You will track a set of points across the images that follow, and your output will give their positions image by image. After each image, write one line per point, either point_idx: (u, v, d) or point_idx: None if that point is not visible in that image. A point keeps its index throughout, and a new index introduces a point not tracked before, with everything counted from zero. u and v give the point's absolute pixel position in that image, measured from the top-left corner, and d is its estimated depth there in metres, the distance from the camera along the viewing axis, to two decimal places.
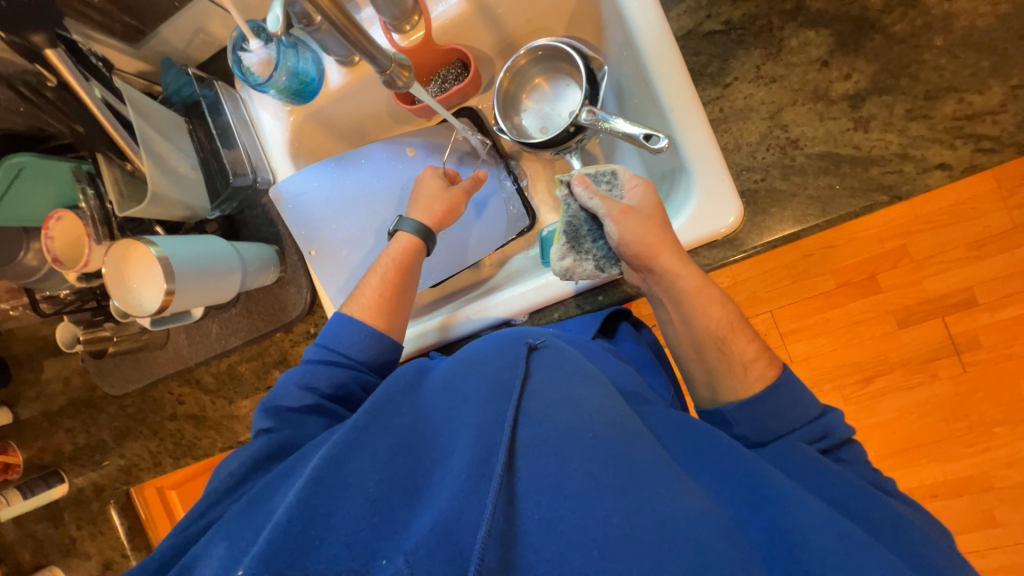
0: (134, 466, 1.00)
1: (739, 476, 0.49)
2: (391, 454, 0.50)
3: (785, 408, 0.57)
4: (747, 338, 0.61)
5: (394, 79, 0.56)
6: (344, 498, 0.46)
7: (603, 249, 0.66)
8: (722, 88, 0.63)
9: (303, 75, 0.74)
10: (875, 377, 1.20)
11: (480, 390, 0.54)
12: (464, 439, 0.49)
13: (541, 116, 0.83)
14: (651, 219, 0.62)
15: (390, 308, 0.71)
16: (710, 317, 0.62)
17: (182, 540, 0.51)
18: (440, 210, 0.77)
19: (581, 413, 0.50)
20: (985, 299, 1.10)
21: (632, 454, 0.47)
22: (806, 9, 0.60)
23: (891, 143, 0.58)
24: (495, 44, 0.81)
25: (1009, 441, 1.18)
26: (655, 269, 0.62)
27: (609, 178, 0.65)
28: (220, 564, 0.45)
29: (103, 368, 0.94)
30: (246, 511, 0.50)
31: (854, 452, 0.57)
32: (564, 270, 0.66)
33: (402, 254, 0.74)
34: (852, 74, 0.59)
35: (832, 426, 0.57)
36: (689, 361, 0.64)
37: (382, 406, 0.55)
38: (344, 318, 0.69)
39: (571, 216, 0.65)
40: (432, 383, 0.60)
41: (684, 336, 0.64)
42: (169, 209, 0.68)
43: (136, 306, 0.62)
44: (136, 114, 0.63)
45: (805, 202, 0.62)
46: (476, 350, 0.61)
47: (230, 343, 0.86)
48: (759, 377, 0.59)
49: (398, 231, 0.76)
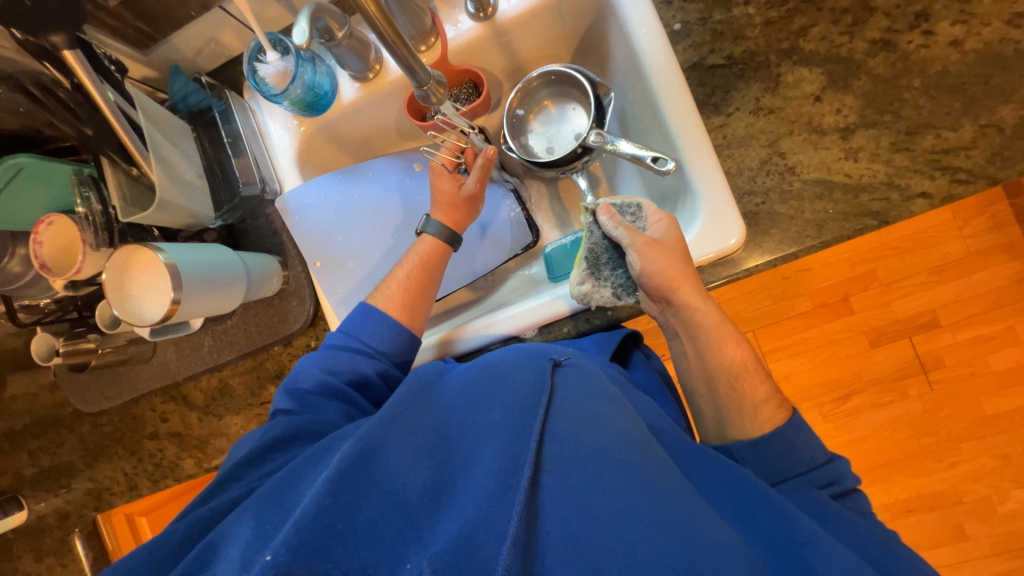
0: (104, 491, 0.93)
1: (769, 520, 0.50)
2: (418, 455, 0.50)
3: (793, 450, 0.60)
4: (759, 379, 0.64)
5: (429, 94, 0.59)
6: (371, 492, 0.46)
7: (621, 277, 0.68)
8: (725, 117, 0.68)
9: (317, 87, 0.74)
10: (852, 394, 1.31)
11: (507, 398, 0.54)
12: (489, 448, 0.50)
13: (547, 138, 0.86)
14: (673, 253, 0.64)
15: (415, 300, 0.73)
16: (724, 355, 0.65)
17: (196, 522, 0.51)
18: (458, 212, 0.78)
19: (606, 433, 0.51)
20: (946, 321, 1.25)
21: (662, 483, 0.48)
22: (799, 49, 0.65)
23: (879, 172, 0.64)
24: (505, 67, 0.84)
25: (974, 455, 1.28)
26: (674, 302, 0.65)
27: (634, 210, 0.68)
28: (248, 546, 0.45)
29: (78, 384, 0.88)
30: (273, 492, 0.50)
31: (858, 502, 0.60)
32: (582, 294, 0.66)
33: (426, 256, 0.75)
34: (841, 108, 0.64)
35: (839, 474, 0.60)
36: (700, 397, 0.68)
37: (408, 405, 0.55)
38: (368, 308, 0.72)
39: (593, 243, 0.67)
40: (449, 386, 0.60)
41: (698, 372, 0.67)
42: (174, 216, 0.67)
43: (136, 315, 0.60)
44: (145, 119, 0.62)
45: (803, 224, 0.66)
46: (496, 359, 0.62)
47: (224, 356, 0.83)
48: (769, 418, 0.62)
49: (422, 233, 0.77)
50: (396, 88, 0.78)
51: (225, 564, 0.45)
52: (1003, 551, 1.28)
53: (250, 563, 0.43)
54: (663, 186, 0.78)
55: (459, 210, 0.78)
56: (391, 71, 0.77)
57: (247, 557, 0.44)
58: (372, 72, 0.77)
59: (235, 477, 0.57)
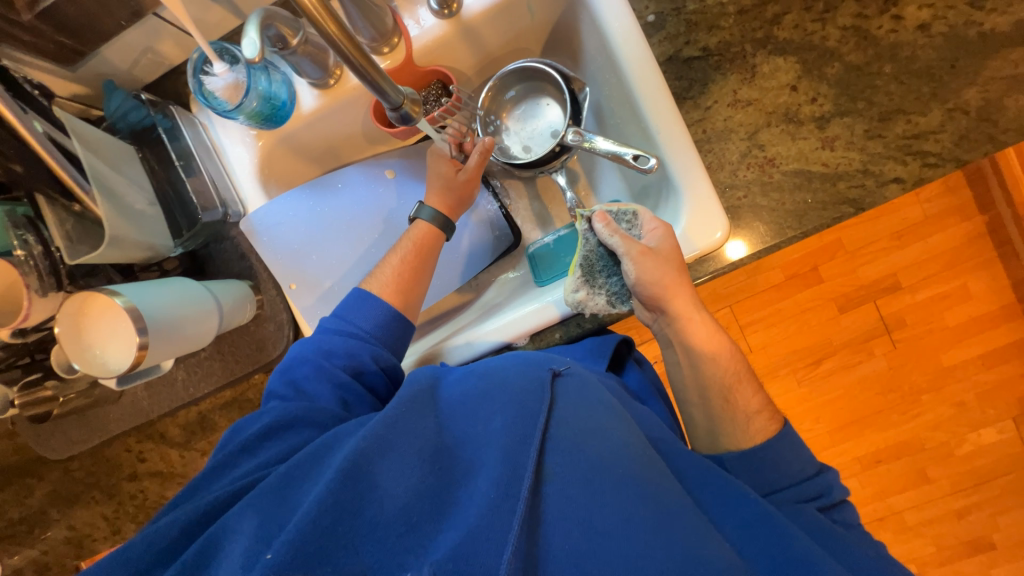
0: (85, 538, 0.89)
1: (767, 532, 0.50)
2: (420, 459, 0.50)
3: (784, 462, 0.61)
4: (751, 390, 0.65)
5: (405, 116, 0.54)
6: (371, 496, 0.46)
7: (616, 284, 0.68)
8: (704, 111, 0.67)
9: (275, 98, 0.69)
10: (823, 357, 1.37)
11: (512, 401, 0.53)
12: (491, 455, 0.50)
13: (523, 137, 0.83)
14: (669, 263, 0.63)
15: (410, 286, 0.71)
16: (717, 365, 0.65)
17: (197, 511, 0.50)
18: (452, 197, 0.75)
19: (607, 445, 0.51)
20: (907, 283, 1.32)
21: (662, 500, 0.49)
22: (774, 38, 0.65)
23: (854, 159, 0.64)
24: (474, 64, 0.80)
25: (934, 405, 1.37)
26: (669, 311, 0.65)
27: (629, 218, 0.67)
28: (249, 547, 0.44)
29: (41, 432, 0.82)
30: (272, 491, 0.49)
31: (846, 514, 0.61)
32: (577, 302, 0.66)
33: (420, 241, 0.73)
34: (817, 97, 0.64)
35: (828, 486, 0.61)
36: (693, 407, 0.68)
37: (411, 405, 0.54)
38: (362, 294, 0.69)
39: (589, 250, 0.67)
40: (450, 389, 0.59)
41: (691, 381, 0.67)
42: (129, 252, 0.61)
43: (99, 366, 0.55)
44: (82, 147, 0.56)
45: (783, 214, 0.66)
46: (495, 365, 0.60)
47: (200, 390, 0.78)
48: (761, 430, 0.63)
49: (416, 218, 0.74)
50: (359, 93, 0.73)
51: (225, 565, 0.44)
52: (961, 488, 1.38)
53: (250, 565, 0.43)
54: (643, 180, 0.77)
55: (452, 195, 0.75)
56: (353, 74, 0.72)
57: (248, 557, 0.44)
58: (332, 78, 0.72)
59: (232, 465, 0.56)
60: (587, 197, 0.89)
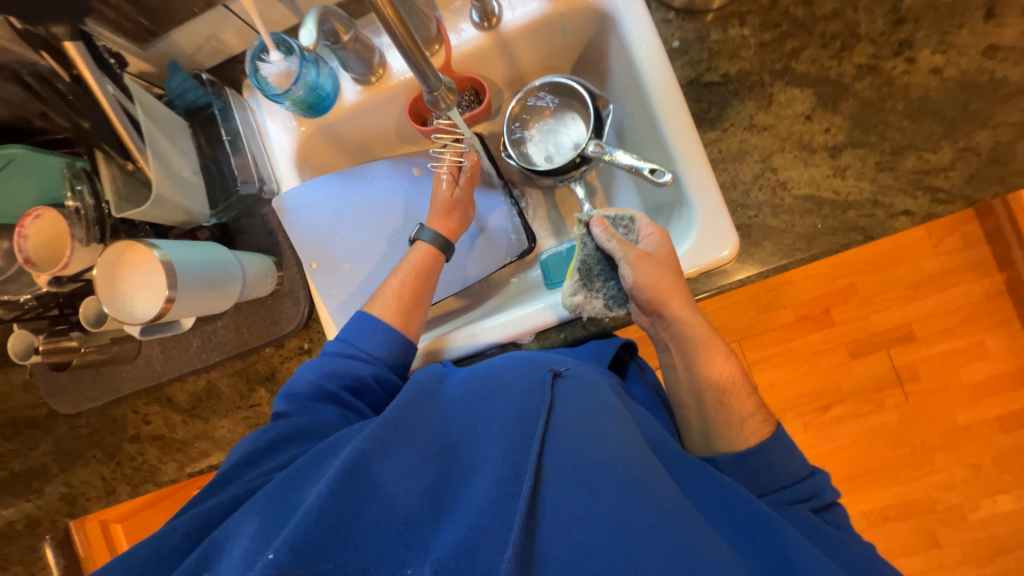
0: (80, 496, 0.88)
1: (761, 535, 0.51)
2: (420, 461, 0.51)
3: (778, 463, 0.63)
4: (746, 394, 0.67)
5: (438, 100, 0.58)
6: (372, 497, 0.47)
7: (613, 289, 0.71)
8: (720, 132, 0.71)
9: (320, 89, 0.75)
10: (832, 404, 1.45)
11: (512, 404, 0.54)
12: (491, 453, 0.51)
13: (547, 146, 0.87)
14: (665, 267, 0.66)
15: (410, 308, 0.73)
16: (713, 368, 0.67)
17: (202, 518, 0.52)
18: (453, 220, 0.79)
19: (607, 446, 0.52)
20: (921, 334, 1.41)
21: (660, 499, 0.49)
22: (791, 70, 0.69)
23: (864, 189, 0.66)
24: (505, 77, 0.86)
25: (946, 465, 1.40)
26: (664, 315, 0.67)
27: (626, 223, 0.69)
28: (251, 545, 0.46)
29: (57, 383, 0.85)
30: (275, 492, 0.50)
31: (837, 515, 0.64)
32: (575, 305, 0.69)
33: (419, 263, 0.75)
34: (830, 128, 0.67)
35: (820, 488, 0.64)
36: (688, 409, 0.70)
37: (411, 406, 0.56)
38: (364, 316, 0.71)
39: (586, 255, 0.69)
40: (451, 390, 0.61)
41: (687, 384, 0.69)
42: (169, 213, 0.66)
43: (127, 312, 0.59)
44: (144, 114, 0.61)
45: (793, 237, 0.68)
46: (496, 369, 0.61)
47: (213, 357, 0.81)
48: (754, 432, 0.65)
49: (417, 240, 0.77)
50: (398, 93, 0.79)
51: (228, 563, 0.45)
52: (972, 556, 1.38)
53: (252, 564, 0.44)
54: (658, 197, 0.81)
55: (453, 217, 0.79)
56: (394, 74, 0.77)
57: (250, 557, 0.44)
58: (375, 76, 0.77)
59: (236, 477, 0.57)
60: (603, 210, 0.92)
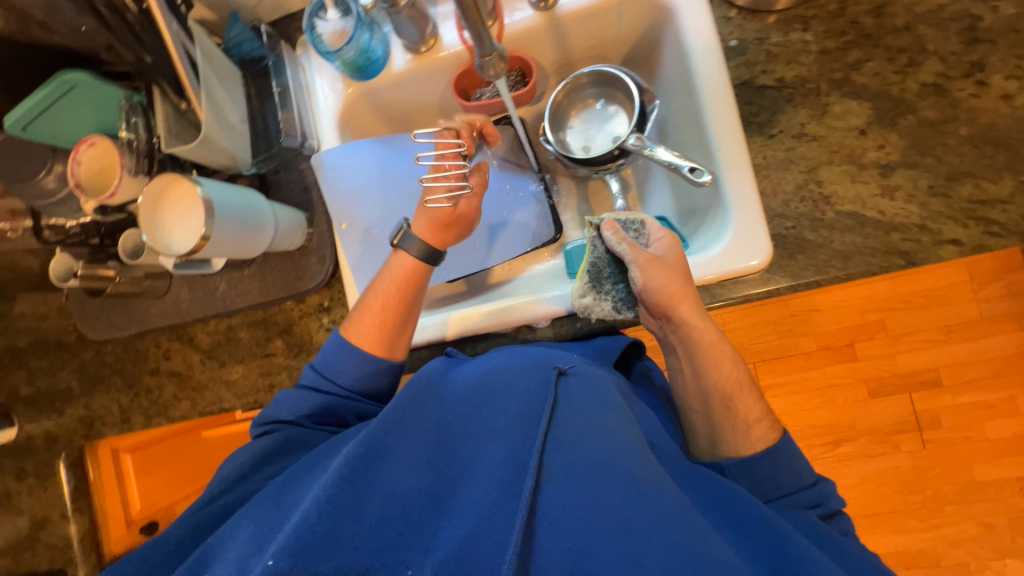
0: (97, 420, 0.92)
1: (763, 535, 0.51)
2: (418, 462, 0.52)
3: (781, 473, 0.62)
4: (753, 399, 0.66)
5: (488, 66, 0.58)
6: (371, 499, 0.48)
7: (621, 292, 0.70)
8: (767, 137, 0.69)
9: (370, 52, 0.75)
10: (843, 440, 1.46)
11: (508, 411, 0.56)
12: (492, 452, 0.52)
13: (585, 136, 0.88)
14: (675, 271, 0.66)
15: (392, 330, 0.70)
16: (720, 373, 0.67)
17: (194, 524, 0.54)
18: (450, 234, 0.74)
19: (608, 444, 0.53)
20: (948, 381, 1.44)
21: (660, 498, 0.49)
22: (851, 81, 0.68)
23: (912, 213, 0.64)
24: (555, 61, 0.85)
25: (957, 520, 1.41)
26: (674, 318, 0.66)
27: (637, 227, 0.70)
28: (245, 547, 0.46)
29: (89, 309, 0.89)
30: (268, 498, 0.51)
31: (843, 523, 0.62)
32: (583, 307, 0.69)
33: (403, 279, 0.72)
34: (884, 145, 0.66)
35: (825, 496, 0.62)
36: (694, 413, 0.70)
37: (410, 407, 0.58)
38: (342, 342, 0.70)
39: (596, 257, 0.69)
40: (451, 392, 0.63)
41: (694, 389, 0.69)
42: (213, 155, 0.67)
43: (163, 244, 0.61)
44: (202, 57, 0.64)
45: (830, 254, 0.66)
46: (502, 363, 0.65)
47: (236, 304, 0.84)
48: (760, 439, 0.64)
49: (402, 249, 0.73)
50: (444, 66, 0.80)
51: (223, 564, 0.45)
52: None
53: (248, 566, 0.44)
54: (693, 200, 0.79)
55: (450, 229, 0.74)
56: (444, 46, 0.78)
57: (243, 561, 0.44)
58: (425, 45, 0.78)
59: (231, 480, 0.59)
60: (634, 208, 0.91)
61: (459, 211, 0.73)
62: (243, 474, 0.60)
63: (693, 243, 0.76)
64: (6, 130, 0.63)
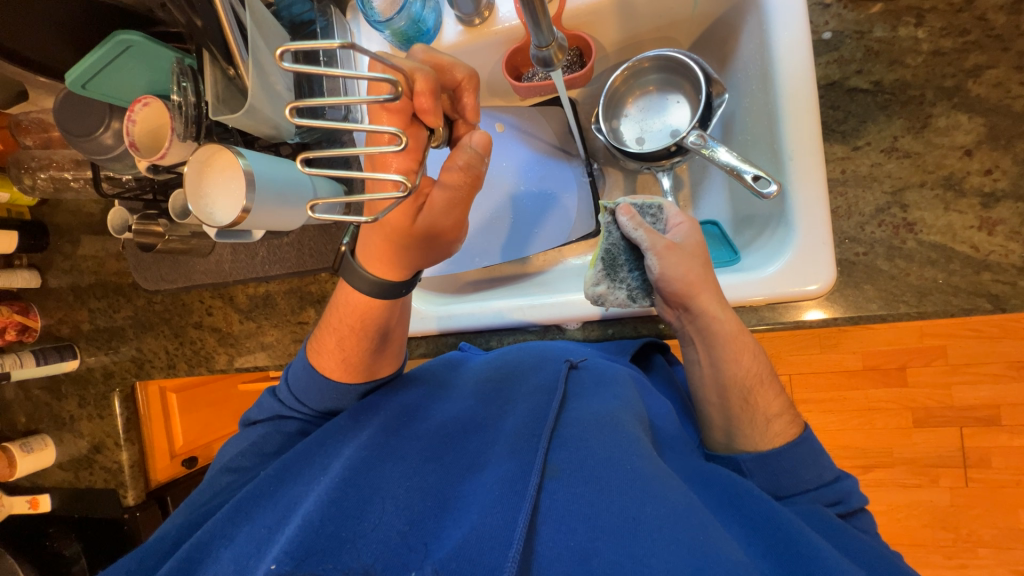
0: (147, 362, 0.99)
1: (775, 532, 0.49)
2: (421, 460, 0.54)
3: (800, 467, 0.59)
4: (773, 392, 0.63)
5: (548, 58, 0.57)
6: (373, 501, 0.49)
7: (637, 280, 0.67)
8: (851, 149, 0.63)
9: (422, 23, 0.72)
10: (876, 466, 1.38)
11: (511, 419, 0.59)
12: (496, 455, 0.54)
13: (640, 127, 0.81)
14: (693, 258, 0.63)
15: (354, 364, 0.65)
16: (739, 365, 0.63)
17: (187, 523, 0.55)
18: (407, 260, 0.58)
19: (613, 438, 0.53)
20: (1006, 421, 1.33)
21: (669, 494, 0.48)
22: (964, 91, 0.60)
23: (1013, 253, 0.58)
24: (616, 41, 0.78)
25: (987, 562, 1.35)
26: (691, 308, 0.62)
27: (654, 212, 0.67)
28: (241, 551, 0.47)
29: (142, 260, 0.93)
30: (258, 495, 0.53)
31: (863, 520, 0.60)
32: (596, 295, 0.65)
33: (360, 315, 0.61)
34: (993, 170, 0.59)
35: (847, 493, 0.60)
36: (709, 405, 0.66)
37: (412, 413, 0.62)
38: (308, 371, 0.65)
39: (611, 244, 0.65)
40: (456, 393, 0.66)
41: (710, 380, 0.65)
42: (258, 125, 0.66)
43: (207, 214, 0.61)
44: (252, 21, 0.61)
45: (904, 287, 0.60)
46: (511, 357, 0.69)
47: (274, 270, 0.86)
48: (779, 433, 0.62)
49: (350, 280, 0.60)
50: (497, 41, 0.76)
51: (218, 563, 0.46)
52: None
53: (248, 567, 0.45)
54: (752, 207, 0.73)
55: (407, 254, 0.57)
56: (499, 19, 0.74)
57: (239, 562, 0.46)
58: (478, 17, 0.74)
59: (242, 467, 0.61)
60: (684, 207, 0.85)
61: (415, 226, 0.54)
62: (241, 469, 0.61)
63: (747, 256, 0.70)
64: (69, 87, 0.65)
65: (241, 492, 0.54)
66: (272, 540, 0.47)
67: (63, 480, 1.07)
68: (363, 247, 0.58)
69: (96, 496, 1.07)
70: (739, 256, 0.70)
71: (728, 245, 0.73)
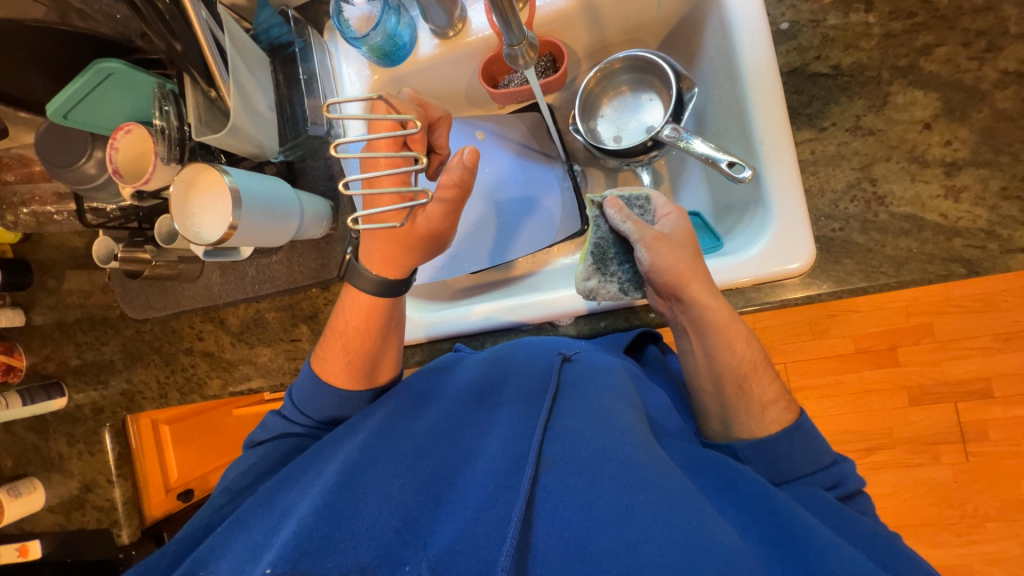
0: (137, 394, 0.97)
1: (768, 513, 0.50)
2: (414, 458, 0.53)
3: (799, 452, 0.60)
4: (767, 378, 0.64)
5: (517, 56, 0.58)
6: (366, 502, 0.48)
7: (627, 272, 0.68)
8: (818, 131, 0.66)
9: (397, 38, 0.74)
10: (878, 448, 1.39)
11: (505, 413, 0.59)
12: (490, 447, 0.54)
13: (617, 126, 0.84)
14: (681, 248, 0.64)
15: (358, 366, 0.66)
16: (734, 353, 0.64)
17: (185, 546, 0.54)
18: None
19: (606, 430, 0.53)
20: (999, 393, 1.36)
21: (661, 480, 0.47)
22: (917, 69, 0.64)
23: (980, 217, 0.60)
24: (588, 45, 0.81)
25: (996, 537, 1.36)
26: (683, 298, 0.64)
27: (641, 203, 0.69)
28: (236, 560, 0.45)
29: (130, 289, 0.92)
30: (256, 505, 0.52)
31: (861, 503, 0.61)
32: (588, 290, 0.66)
33: (367, 312, 0.65)
34: (952, 141, 0.62)
35: (844, 476, 0.60)
36: (706, 394, 0.67)
37: (404, 415, 0.61)
38: (315, 379, 0.65)
39: (600, 237, 0.67)
40: (446, 395, 0.65)
41: (705, 368, 0.66)
42: (242, 144, 0.67)
43: (193, 233, 0.62)
44: (231, 44, 0.63)
45: (881, 258, 0.62)
46: (505, 356, 0.69)
47: (264, 289, 0.85)
48: (775, 420, 0.62)
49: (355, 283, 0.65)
50: (471, 51, 0.78)
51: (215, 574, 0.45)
52: None
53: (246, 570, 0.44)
54: (730, 195, 0.75)
55: None
56: (473, 31, 0.76)
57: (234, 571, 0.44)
58: (452, 30, 0.76)
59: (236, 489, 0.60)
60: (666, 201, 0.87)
61: None
62: (236, 490, 0.59)
63: (730, 241, 0.72)
64: (50, 117, 0.65)
65: (240, 507, 0.53)
66: (265, 547, 0.45)
67: (53, 523, 1.04)
68: (366, 251, 0.64)
69: (88, 538, 1.03)
70: (722, 242, 0.72)
71: (711, 233, 0.75)
